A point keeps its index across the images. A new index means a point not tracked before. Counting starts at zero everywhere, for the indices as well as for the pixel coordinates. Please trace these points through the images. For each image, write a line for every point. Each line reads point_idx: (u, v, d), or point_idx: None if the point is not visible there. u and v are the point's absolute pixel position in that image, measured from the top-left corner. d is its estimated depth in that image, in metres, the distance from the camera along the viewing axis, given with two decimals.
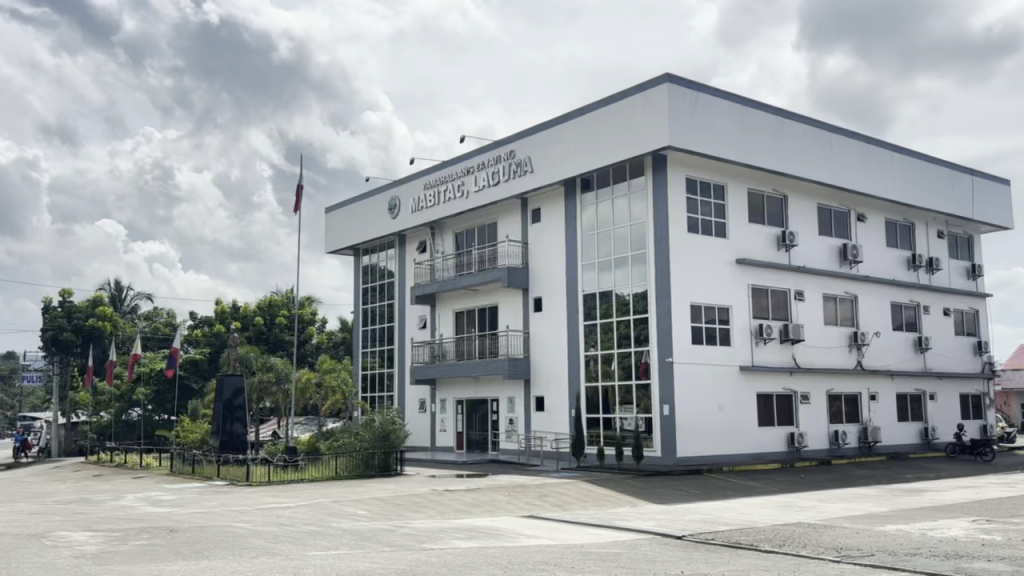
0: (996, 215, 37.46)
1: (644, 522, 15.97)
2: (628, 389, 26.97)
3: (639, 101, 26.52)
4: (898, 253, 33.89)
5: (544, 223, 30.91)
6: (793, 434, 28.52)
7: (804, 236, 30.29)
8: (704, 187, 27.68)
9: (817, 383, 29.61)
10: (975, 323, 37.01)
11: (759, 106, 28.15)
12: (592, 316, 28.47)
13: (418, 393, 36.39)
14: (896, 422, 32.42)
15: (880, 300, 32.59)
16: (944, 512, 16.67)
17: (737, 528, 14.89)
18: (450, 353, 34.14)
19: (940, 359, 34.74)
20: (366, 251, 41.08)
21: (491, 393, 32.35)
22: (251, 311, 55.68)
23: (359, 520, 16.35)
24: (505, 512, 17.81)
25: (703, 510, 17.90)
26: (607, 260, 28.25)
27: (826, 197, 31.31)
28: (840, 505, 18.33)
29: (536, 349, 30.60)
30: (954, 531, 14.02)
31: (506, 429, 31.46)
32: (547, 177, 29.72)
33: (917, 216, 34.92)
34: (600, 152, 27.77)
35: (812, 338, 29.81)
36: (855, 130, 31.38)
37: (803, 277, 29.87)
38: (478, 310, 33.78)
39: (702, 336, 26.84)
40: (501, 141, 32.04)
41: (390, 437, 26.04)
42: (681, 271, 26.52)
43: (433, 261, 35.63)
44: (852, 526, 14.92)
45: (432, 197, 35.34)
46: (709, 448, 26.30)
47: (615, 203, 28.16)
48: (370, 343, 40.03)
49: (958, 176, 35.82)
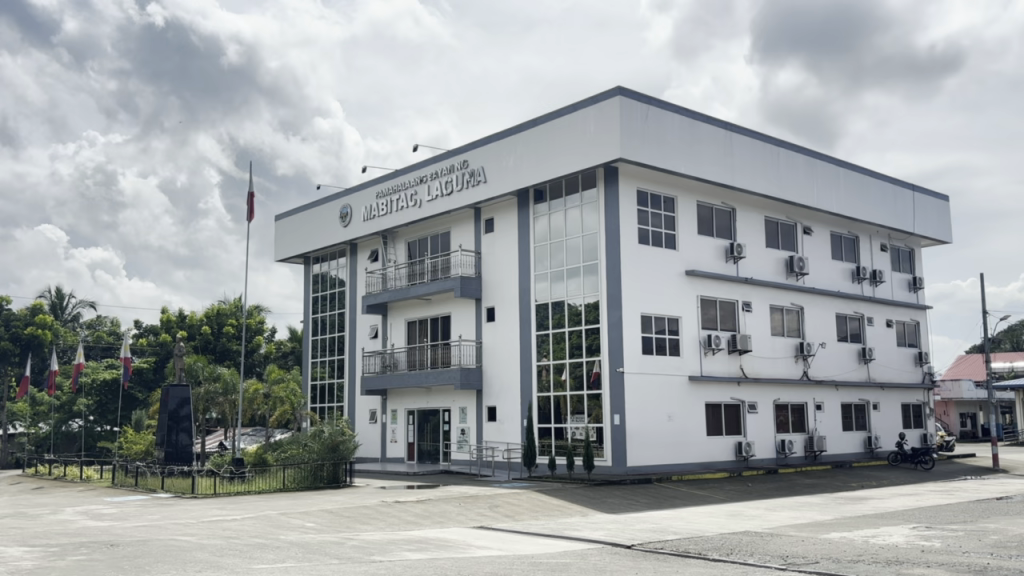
0: (936, 230, 38.54)
1: (594, 532, 16.04)
2: (579, 400, 27.11)
3: (591, 114, 26.74)
4: (842, 265, 34.64)
5: (497, 232, 30.94)
6: (741, 443, 28.90)
7: (751, 249, 30.81)
8: (654, 200, 28.00)
9: (763, 393, 30.06)
10: (916, 334, 37.95)
11: (708, 120, 28.59)
12: (545, 326, 28.53)
13: (368, 403, 36.05)
14: (841, 431, 33.06)
15: (825, 311, 33.24)
16: (886, 519, 17.09)
17: (686, 537, 15.04)
18: (401, 363, 33.98)
19: (883, 370, 35.55)
20: (317, 260, 40.67)
21: (442, 404, 32.23)
22: (197, 320, 54.72)
23: (307, 532, 16.13)
24: (455, 523, 17.76)
25: (652, 519, 18.07)
26: (559, 270, 28.38)
27: (773, 210, 31.89)
28: (785, 513, 18.68)
29: (488, 359, 30.57)
30: (893, 538, 14.35)
31: (457, 440, 31.34)
32: (500, 188, 29.77)
33: (861, 230, 35.74)
34: (553, 163, 27.91)
35: (759, 348, 30.29)
36: (802, 146, 32.03)
37: (750, 288, 30.37)
38: (430, 320, 33.63)
39: (652, 346, 27.08)
40: (453, 150, 32.00)
41: (339, 449, 25.63)
42: (632, 282, 26.75)
43: (385, 269, 35.39)
44: (798, 535, 15.16)
45: (384, 206, 35.15)
46: (658, 458, 26.50)
47: (568, 213, 28.32)
48: (320, 352, 39.58)
49: (899, 192, 36.76)
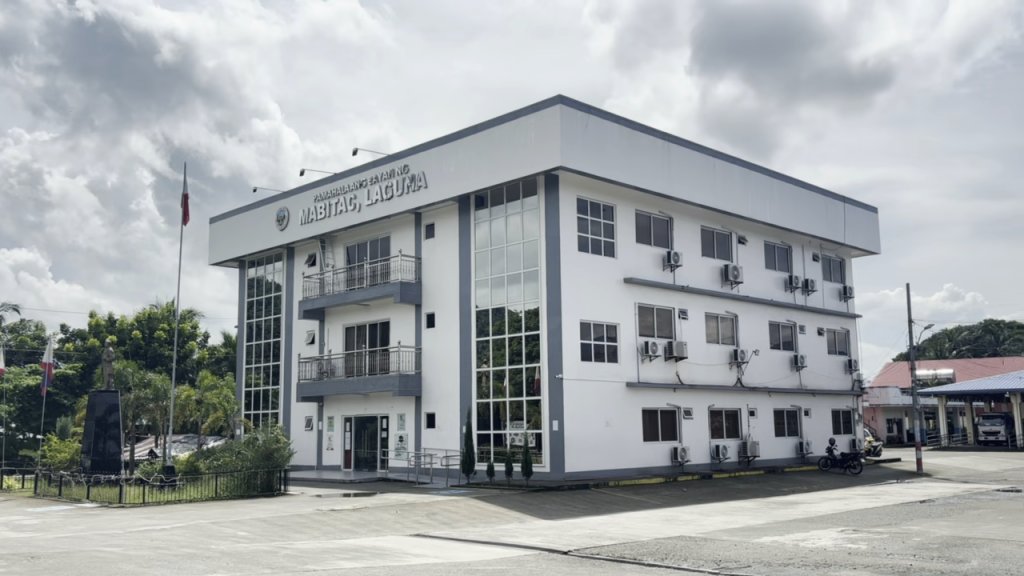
0: (865, 241, 39.69)
1: (531, 538, 16.07)
2: (518, 406, 27.14)
3: (532, 122, 26.86)
4: (775, 274, 35.42)
5: (437, 238, 30.81)
6: (676, 449, 29.28)
7: (688, 257, 31.30)
8: (594, 209, 28.25)
9: (698, 400, 30.53)
10: (846, 342, 39.00)
11: (647, 130, 29.00)
12: (485, 332, 28.52)
13: (304, 410, 35.52)
14: (773, 437, 33.74)
15: (758, 319, 33.94)
16: (815, 523, 17.51)
17: (621, 542, 15.16)
18: (339, 369, 33.61)
19: (814, 376, 36.43)
20: (253, 263, 39.98)
21: (380, 410, 31.92)
22: (128, 325, 53.24)
23: (240, 541, 15.79)
24: (392, 531, 17.58)
25: (589, 525, 18.15)
26: (500, 276, 28.40)
27: (709, 219, 32.47)
28: (718, 518, 19.00)
29: (427, 366, 30.38)
30: (822, 541, 14.73)
31: (395, 447, 31.05)
32: (441, 194, 29.68)
33: (794, 240, 36.60)
34: (493, 170, 27.95)
35: (694, 355, 30.78)
36: (737, 157, 32.68)
37: (687, 296, 30.86)
38: (368, 325, 33.32)
39: (591, 353, 27.28)
40: (394, 155, 31.79)
41: (274, 456, 25.34)
42: (572, 288, 26.93)
43: (323, 274, 34.98)
44: (730, 539, 15.42)
45: (323, 210, 34.73)
46: (596, 464, 26.67)
47: (508, 220, 28.40)
48: (255, 358, 38.81)
49: (831, 204, 37.78)
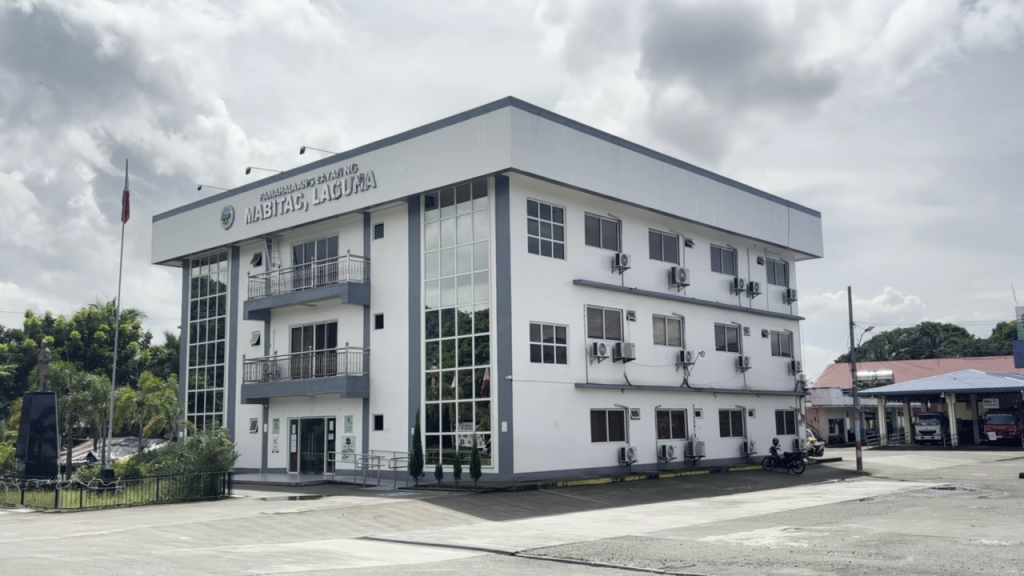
0: (808, 244, 40.50)
1: (479, 539, 16.03)
2: (467, 407, 27.08)
3: (482, 122, 26.86)
4: (721, 276, 35.95)
5: (386, 238, 30.62)
6: (624, 449, 29.52)
7: (636, 260, 31.60)
8: (544, 210, 28.34)
9: (645, 400, 30.84)
10: (790, 344, 39.74)
11: (596, 132, 29.19)
12: (434, 333, 28.40)
13: (248, 412, 34.95)
14: (718, 437, 34.23)
15: (704, 321, 34.40)
16: (759, 522, 17.78)
17: (568, 543, 15.21)
18: (284, 371, 33.21)
19: (759, 378, 37.05)
20: (196, 263, 39.26)
21: (327, 412, 31.58)
22: (66, 325, 51.86)
23: (181, 546, 15.46)
24: (337, 534, 17.40)
25: (536, 526, 18.19)
26: (449, 277, 28.32)
27: (656, 222, 32.81)
28: (664, 518, 19.18)
29: (376, 367, 30.14)
30: (765, 540, 14.95)
31: (342, 449, 30.76)
32: (390, 194, 29.48)
33: (739, 244, 37.18)
34: (443, 170, 27.85)
35: (641, 356, 31.07)
36: (684, 161, 33.08)
37: (635, 298, 31.15)
38: (315, 326, 32.93)
39: (540, 354, 27.34)
40: (343, 154, 31.48)
41: (217, 459, 24.83)
42: (521, 290, 26.98)
43: (269, 274, 34.49)
44: (676, 538, 15.56)
45: (269, 209, 34.24)
46: (544, 464, 26.74)
47: (458, 221, 28.33)
48: (198, 360, 38.09)
49: (775, 209, 38.48)
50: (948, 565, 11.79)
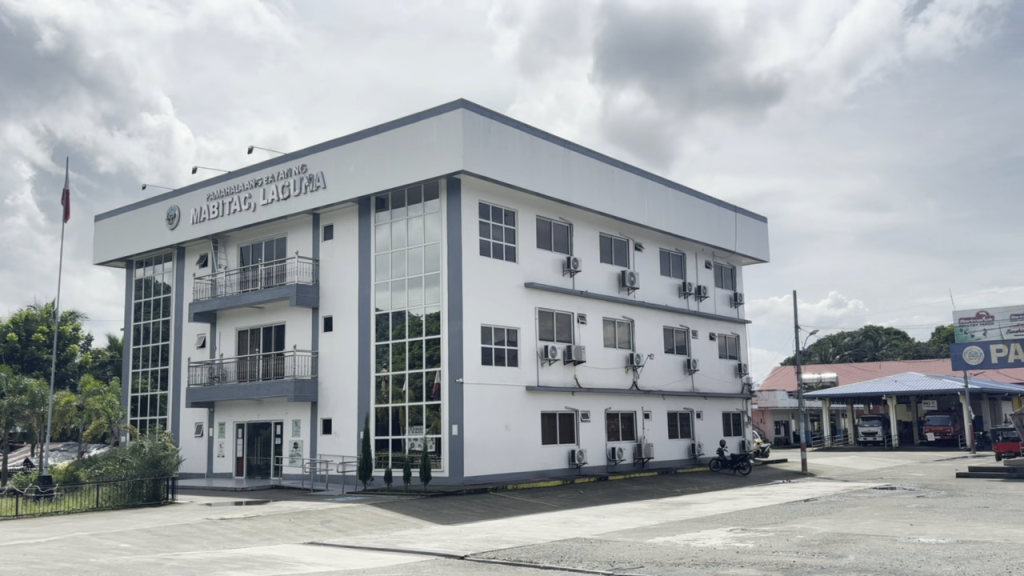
0: (754, 249, 41.17)
1: (428, 544, 15.95)
2: (418, 411, 26.91)
3: (433, 124, 26.78)
4: (670, 280, 36.35)
5: (335, 239, 30.32)
6: (574, 451, 29.65)
7: (587, 263, 31.78)
8: (496, 213, 28.33)
9: (595, 403, 31.02)
10: (736, 347, 40.35)
11: (548, 136, 29.30)
12: (384, 336, 28.19)
13: (193, 416, 34.28)
14: (666, 439, 34.57)
15: (653, 324, 34.73)
16: (706, 523, 18.01)
17: (517, 546, 15.22)
18: (230, 374, 32.65)
19: (706, 380, 37.52)
20: (140, 264, 38.43)
21: (274, 416, 31.14)
22: (2, 327, 50.29)
23: (121, 554, 15.08)
24: (284, 539, 17.16)
25: (485, 529, 18.17)
26: (400, 279, 28.15)
27: (607, 226, 33.04)
28: (613, 520, 19.32)
29: (324, 370, 29.80)
30: (712, 540, 15.15)
31: (290, 454, 30.35)
32: (339, 195, 29.20)
33: (687, 248, 37.63)
34: (394, 172, 27.68)
35: (591, 359, 31.24)
36: (634, 166, 33.37)
37: (585, 301, 31.32)
38: (262, 329, 32.45)
39: (491, 357, 27.31)
40: (292, 154, 31.10)
41: (161, 464, 24.36)
42: (472, 293, 26.93)
43: (215, 275, 33.92)
44: (624, 540, 15.67)
45: (216, 209, 33.67)
46: (494, 467, 26.71)
47: (409, 223, 28.18)
48: (142, 362, 37.25)
49: (722, 214, 39.05)
50: (888, 563, 12.09)
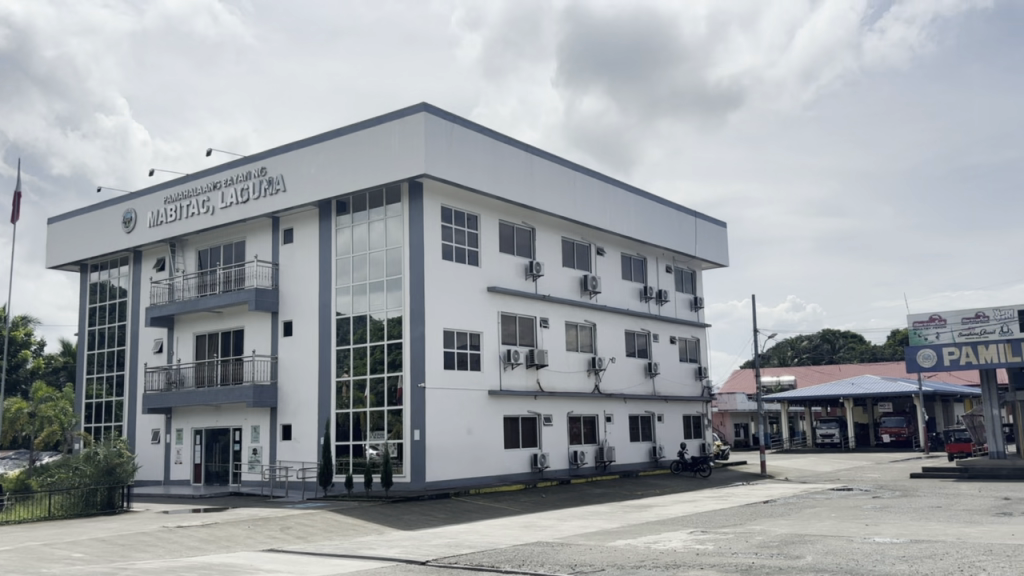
0: (714, 253, 41.60)
1: (390, 549, 15.84)
2: (379, 416, 26.74)
3: (395, 128, 26.68)
4: (631, 284, 36.58)
5: (295, 243, 30.05)
6: (536, 455, 29.68)
7: (549, 267, 31.86)
8: (458, 217, 28.29)
9: (558, 407, 31.09)
10: (697, 350, 40.73)
11: (510, 141, 29.35)
12: (345, 341, 27.98)
13: (150, 423, 33.70)
14: (628, 442, 34.76)
15: (615, 328, 34.92)
16: (666, 525, 18.14)
17: (479, 551, 15.19)
18: (188, 379, 32.14)
19: (667, 383, 37.81)
20: (95, 267, 37.73)
21: (233, 422, 30.72)
22: None
23: (74, 564, 14.75)
24: (242, 547, 16.92)
25: (447, 534, 18.10)
26: (361, 283, 27.97)
27: (569, 231, 33.18)
28: (575, 523, 19.38)
29: (284, 376, 29.50)
30: (672, 542, 15.26)
31: (248, 460, 29.97)
32: (299, 199, 28.94)
33: (649, 252, 37.93)
34: (355, 175, 27.51)
35: (554, 363, 31.32)
36: (596, 170, 33.56)
37: (548, 305, 31.39)
38: (220, 334, 32.02)
39: (453, 362, 27.24)
40: (251, 157, 30.76)
41: (116, 472, 23.77)
42: (434, 297, 26.85)
43: (173, 279, 33.41)
44: (586, 543, 15.72)
45: (173, 212, 33.17)
46: (456, 472, 26.63)
47: (371, 226, 28.02)
48: (97, 368, 36.54)
49: (682, 218, 39.40)
50: (844, 563, 12.27)
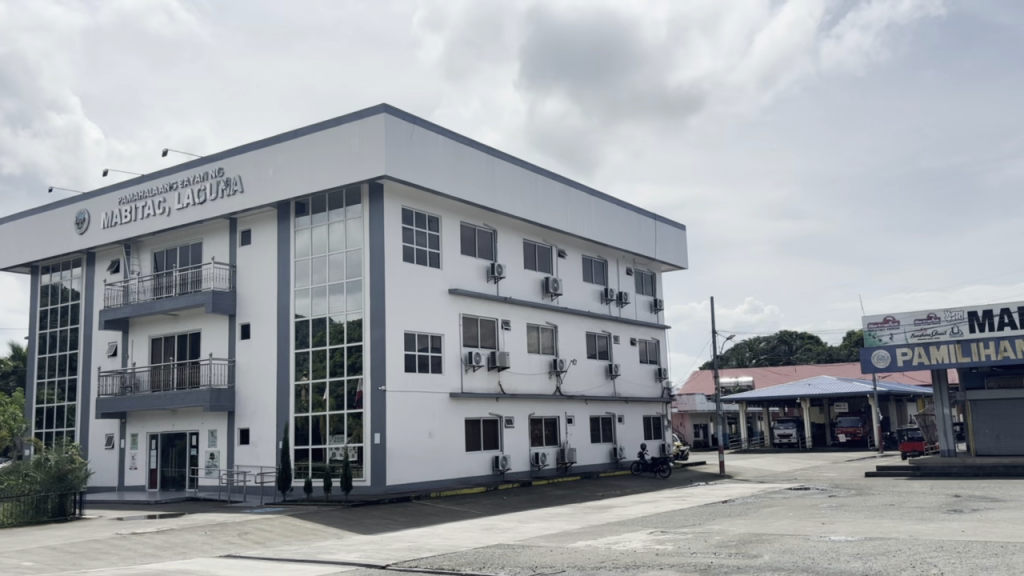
0: (674, 256, 41.97)
1: (349, 554, 15.72)
2: (339, 419, 26.51)
3: (355, 128, 26.52)
4: (592, 286, 36.76)
5: (253, 245, 29.68)
6: (497, 457, 29.67)
7: (510, 269, 31.89)
8: (419, 219, 28.20)
9: (519, 409, 31.12)
10: (656, 351, 41.05)
11: (471, 142, 29.31)
12: (304, 344, 27.71)
13: (103, 428, 33.04)
14: (589, 443, 34.89)
15: (576, 330, 35.07)
16: (626, 526, 18.27)
17: (439, 554, 15.13)
18: (144, 383, 31.63)
19: (627, 385, 38.06)
20: (46, 269, 36.91)
21: (189, 427, 30.26)
22: None
23: (24, 573, 14.39)
24: (199, 553, 16.66)
25: (407, 537, 18.02)
26: (321, 285, 27.73)
27: (530, 233, 33.25)
28: (536, 525, 19.43)
29: (241, 379, 29.11)
30: (632, 543, 15.37)
31: (205, 465, 29.53)
32: (258, 200, 28.60)
33: (610, 255, 38.17)
34: (314, 176, 27.28)
35: (515, 365, 31.35)
36: (557, 173, 33.68)
37: (509, 307, 31.42)
38: (176, 337, 31.52)
39: (414, 364, 27.13)
40: (208, 157, 30.35)
41: (67, 479, 23.29)
42: (395, 299, 26.70)
43: (127, 282, 32.81)
44: (547, 545, 15.75)
45: (128, 212, 32.59)
46: (417, 475, 26.51)
47: (330, 228, 27.80)
48: (48, 372, 35.71)
49: (643, 221, 39.72)
50: (801, 562, 12.46)
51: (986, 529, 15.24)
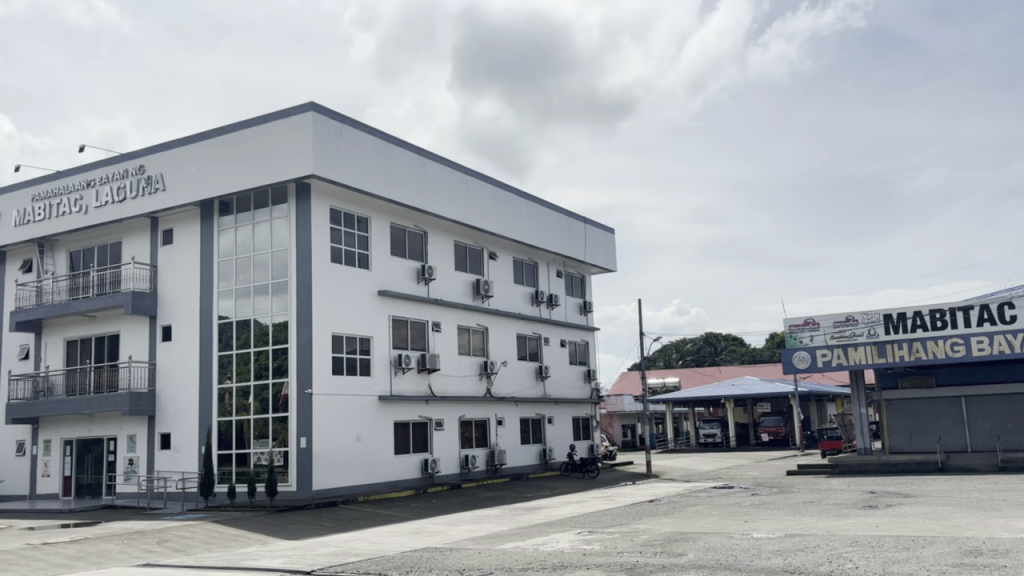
0: (603, 259, 42.44)
1: (274, 560, 15.43)
2: (264, 423, 25.97)
3: (281, 126, 26.07)
4: (523, 288, 36.89)
5: (175, 245, 28.90)
6: (426, 460, 29.51)
7: (440, 271, 31.77)
8: (348, 220, 27.87)
9: (448, 411, 31.01)
10: (586, 353, 41.44)
11: (401, 143, 29.11)
12: (229, 346, 27.09)
13: (15, 434, 31.76)
14: (518, 444, 34.98)
15: (506, 331, 35.14)
16: (554, 527, 18.38)
17: (366, 559, 14.96)
18: (58, 388, 30.49)
19: (557, 386, 38.30)
20: None
21: (107, 432, 29.27)
22: None
23: None
24: (115, 562, 16.12)
25: (333, 542, 17.77)
26: (245, 286, 27.17)
27: (461, 235, 33.19)
28: (464, 527, 19.38)
29: (162, 383, 28.29)
30: (559, 544, 15.47)
31: (124, 471, 28.60)
32: (180, 198, 27.86)
33: (540, 257, 38.40)
34: (239, 174, 26.71)
35: (445, 367, 31.25)
36: (488, 175, 33.73)
37: (439, 309, 31.29)
38: (94, 339, 30.45)
39: (343, 367, 26.80)
40: (128, 154, 29.44)
41: None
42: (322, 301, 26.31)
43: (41, 282, 31.56)
44: (475, 547, 15.74)
45: (41, 210, 31.35)
46: (344, 480, 26.16)
47: (256, 228, 27.24)
48: None
49: (573, 224, 40.09)
50: (723, 559, 12.74)
51: (898, 524, 15.83)
